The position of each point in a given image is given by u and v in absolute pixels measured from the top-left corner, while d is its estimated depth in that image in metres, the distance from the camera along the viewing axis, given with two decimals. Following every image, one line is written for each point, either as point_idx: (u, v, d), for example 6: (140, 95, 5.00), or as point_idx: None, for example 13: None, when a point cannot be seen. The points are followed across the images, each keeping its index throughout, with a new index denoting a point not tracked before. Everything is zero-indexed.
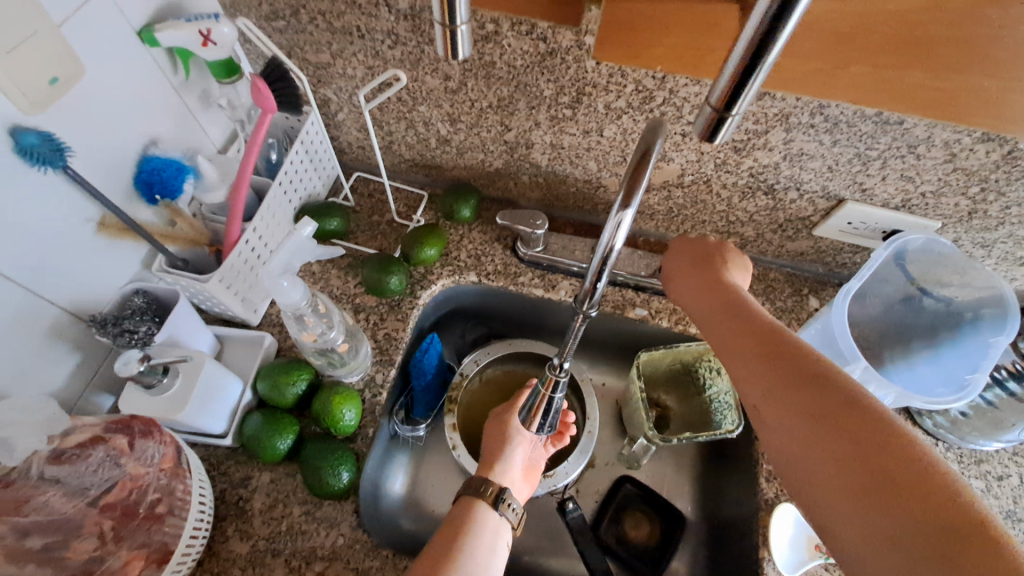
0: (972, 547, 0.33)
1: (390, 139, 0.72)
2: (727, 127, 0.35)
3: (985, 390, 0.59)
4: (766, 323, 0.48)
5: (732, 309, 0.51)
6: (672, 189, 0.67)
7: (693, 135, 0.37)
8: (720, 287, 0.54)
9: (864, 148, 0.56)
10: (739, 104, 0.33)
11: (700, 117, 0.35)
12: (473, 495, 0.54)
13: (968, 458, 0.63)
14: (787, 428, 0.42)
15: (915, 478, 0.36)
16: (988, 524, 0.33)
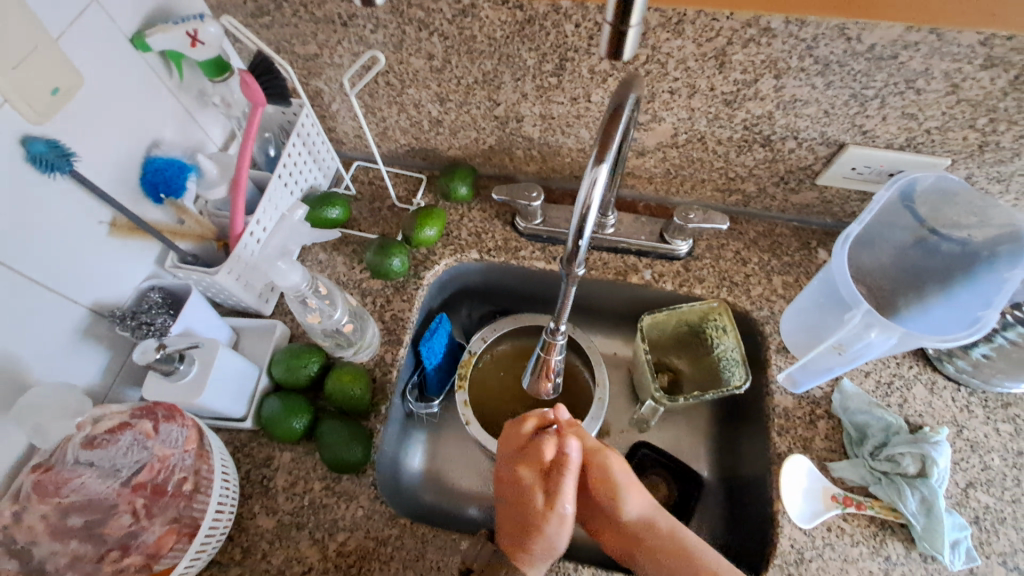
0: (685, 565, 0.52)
1: (384, 125, 0.74)
2: (629, 41, 0.38)
3: (1007, 330, 0.57)
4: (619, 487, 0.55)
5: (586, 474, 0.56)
6: (667, 150, 0.66)
7: (602, 54, 0.40)
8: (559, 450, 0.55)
9: (859, 87, 0.54)
10: (633, 16, 0.36)
11: (603, 38, 0.38)
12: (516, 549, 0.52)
13: (994, 401, 0.61)
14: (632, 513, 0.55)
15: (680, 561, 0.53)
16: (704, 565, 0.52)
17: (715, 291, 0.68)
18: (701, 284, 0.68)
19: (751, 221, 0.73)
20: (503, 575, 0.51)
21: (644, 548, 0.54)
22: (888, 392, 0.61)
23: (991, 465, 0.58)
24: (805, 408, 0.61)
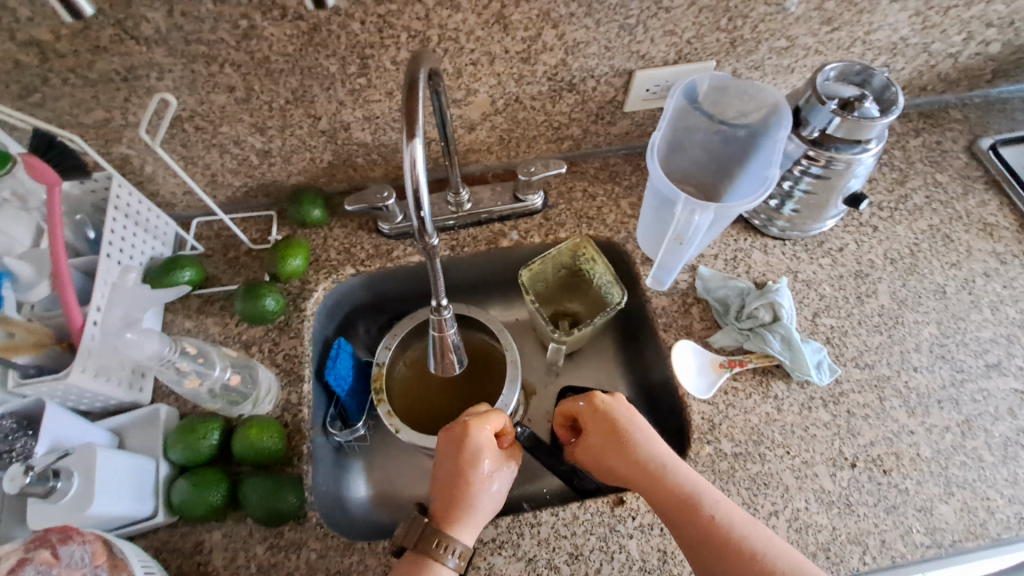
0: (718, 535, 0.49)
1: (211, 172, 0.71)
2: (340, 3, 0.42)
3: (801, 184, 0.67)
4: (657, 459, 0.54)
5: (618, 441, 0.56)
6: (492, 118, 0.71)
7: None
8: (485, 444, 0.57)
9: (622, 18, 0.62)
10: None
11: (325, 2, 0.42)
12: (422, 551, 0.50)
13: (812, 243, 0.73)
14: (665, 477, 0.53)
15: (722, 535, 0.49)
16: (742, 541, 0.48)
17: (577, 230, 0.74)
18: (563, 228, 0.74)
19: (587, 160, 0.80)
20: (434, 551, 0.50)
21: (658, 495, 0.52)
22: (736, 265, 0.71)
23: (825, 294, 0.69)
24: (678, 301, 0.69)
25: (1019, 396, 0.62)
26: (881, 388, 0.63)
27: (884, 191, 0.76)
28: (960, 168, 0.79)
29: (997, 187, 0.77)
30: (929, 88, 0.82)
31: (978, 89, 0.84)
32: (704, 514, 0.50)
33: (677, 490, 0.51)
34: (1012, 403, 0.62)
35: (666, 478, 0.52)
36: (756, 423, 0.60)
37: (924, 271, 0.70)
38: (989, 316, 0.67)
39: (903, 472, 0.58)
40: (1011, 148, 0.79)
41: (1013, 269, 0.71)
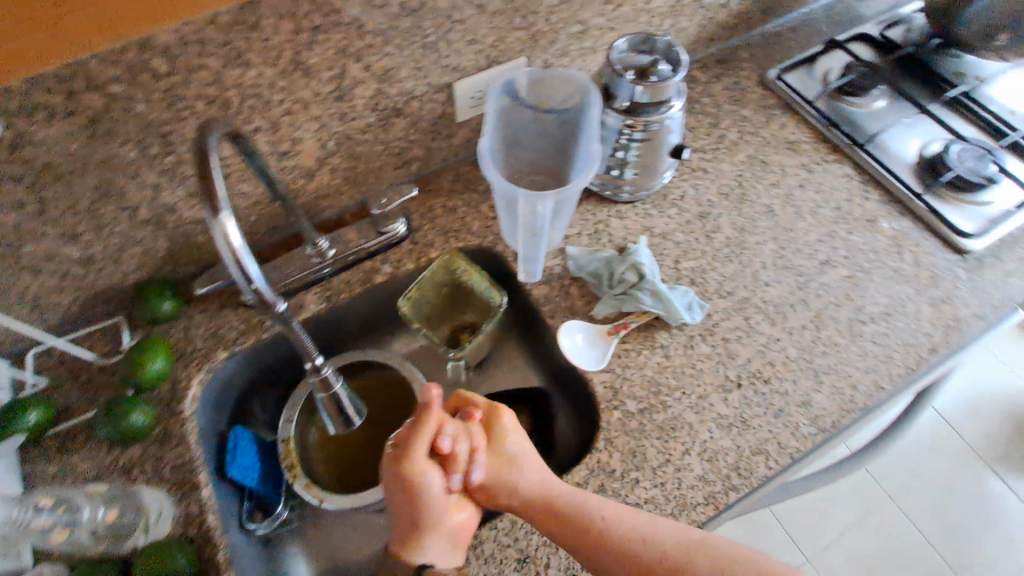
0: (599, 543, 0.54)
1: (30, 296, 0.63)
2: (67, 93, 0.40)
3: (631, 150, 0.73)
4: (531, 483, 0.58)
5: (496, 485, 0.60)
6: (329, 161, 0.69)
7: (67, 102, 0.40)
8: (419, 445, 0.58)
9: (422, 38, 0.62)
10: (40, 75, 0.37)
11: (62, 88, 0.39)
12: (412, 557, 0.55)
13: (658, 198, 0.80)
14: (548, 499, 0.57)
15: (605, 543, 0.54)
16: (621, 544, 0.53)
17: (446, 246, 0.74)
18: (432, 247, 0.74)
19: (440, 175, 0.81)
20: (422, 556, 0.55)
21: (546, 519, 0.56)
22: (598, 238, 0.76)
23: (680, 241, 0.76)
24: (557, 285, 0.72)
25: (850, 280, 0.72)
26: (745, 309, 0.70)
27: (703, 137, 0.86)
28: (758, 100, 0.90)
29: (790, 109, 0.89)
30: (714, 38, 0.93)
31: (754, 30, 0.97)
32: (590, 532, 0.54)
33: (554, 515, 0.55)
34: (846, 288, 0.72)
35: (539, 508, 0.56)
36: (652, 376, 0.65)
37: (752, 198, 0.79)
38: (811, 220, 0.77)
39: (780, 377, 0.65)
40: (791, 74, 0.92)
41: (819, 175, 0.82)
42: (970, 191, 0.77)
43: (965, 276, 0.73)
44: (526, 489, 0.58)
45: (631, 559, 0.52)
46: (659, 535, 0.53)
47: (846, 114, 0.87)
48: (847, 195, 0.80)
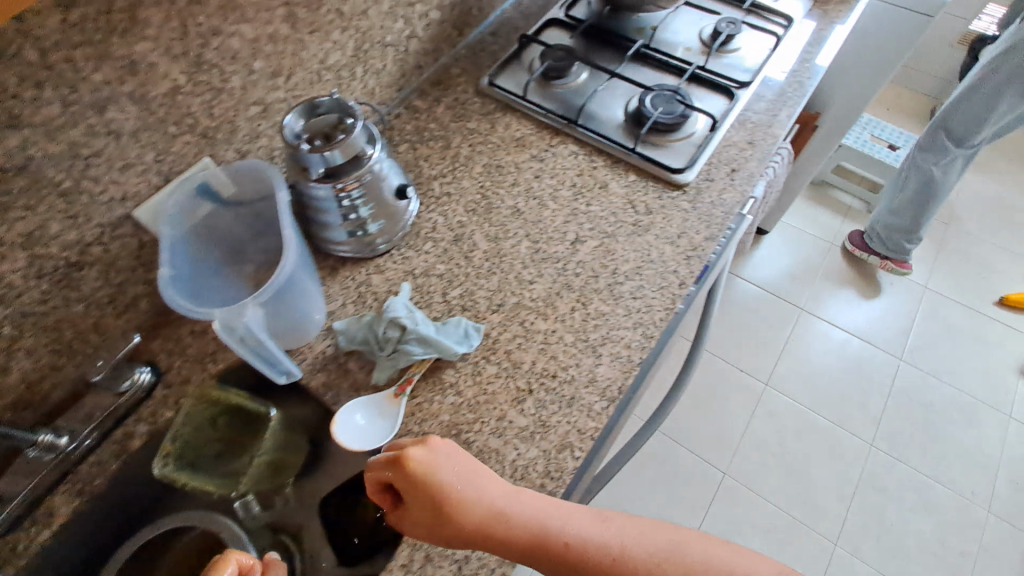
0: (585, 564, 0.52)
1: None
2: None
3: (362, 208, 0.72)
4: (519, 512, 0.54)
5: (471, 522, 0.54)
6: (19, 346, 0.60)
7: None
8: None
9: (55, 186, 0.56)
10: None
11: None
12: None
13: (411, 238, 0.79)
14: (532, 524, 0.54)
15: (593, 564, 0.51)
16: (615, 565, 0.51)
17: (204, 375, 0.68)
18: (190, 383, 0.68)
19: None
20: None
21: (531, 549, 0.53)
22: (362, 301, 0.74)
23: (442, 272, 0.76)
24: (333, 367, 0.69)
25: (601, 249, 0.77)
26: (518, 315, 0.72)
27: (439, 162, 0.87)
28: (480, 109, 0.93)
29: (510, 107, 0.93)
30: (420, 64, 0.95)
31: (457, 44, 1.00)
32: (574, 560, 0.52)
33: (550, 539, 0.53)
34: (600, 258, 0.76)
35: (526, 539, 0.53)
36: (449, 419, 0.65)
37: (498, 204, 0.82)
38: (554, 206, 0.81)
39: (565, 366, 0.68)
40: (502, 75, 0.96)
41: (551, 160, 0.86)
42: (668, 134, 0.86)
43: (691, 206, 0.80)
44: (512, 522, 0.54)
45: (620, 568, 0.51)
46: (657, 546, 0.52)
47: (557, 97, 0.94)
48: (579, 170, 0.85)
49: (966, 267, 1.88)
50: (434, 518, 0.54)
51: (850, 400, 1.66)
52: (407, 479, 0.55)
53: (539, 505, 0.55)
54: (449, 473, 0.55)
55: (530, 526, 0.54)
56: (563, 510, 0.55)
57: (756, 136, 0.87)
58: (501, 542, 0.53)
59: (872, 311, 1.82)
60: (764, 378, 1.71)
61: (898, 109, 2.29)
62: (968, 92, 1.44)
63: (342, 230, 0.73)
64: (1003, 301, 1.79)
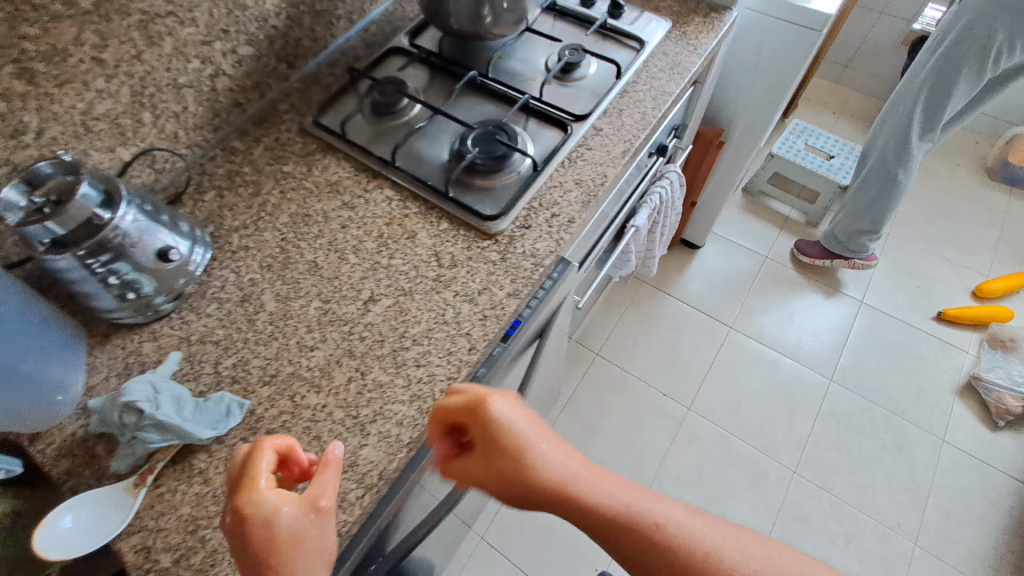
0: (631, 527, 0.50)
1: None
2: None
3: (119, 272, 0.65)
4: (552, 473, 0.54)
5: (492, 449, 0.56)
6: None
7: None
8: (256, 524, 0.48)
9: None
10: None
11: None
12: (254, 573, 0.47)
13: (195, 299, 0.74)
14: (599, 482, 0.53)
15: (656, 549, 0.49)
16: (671, 542, 0.49)
17: None
18: None
19: None
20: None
21: (569, 502, 0.52)
22: (126, 375, 0.68)
23: (219, 338, 0.70)
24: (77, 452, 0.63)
25: (394, 308, 0.71)
26: (289, 387, 0.66)
27: (244, 211, 0.81)
28: (300, 150, 0.87)
29: (331, 147, 0.87)
30: (238, 102, 0.89)
31: (289, 77, 0.95)
32: (614, 525, 0.50)
33: (639, 519, 0.50)
34: (391, 319, 0.70)
35: (569, 495, 0.52)
36: (188, 513, 0.59)
37: (296, 258, 0.76)
38: (354, 260, 0.75)
39: (328, 447, 0.62)
40: (329, 111, 0.90)
41: (361, 207, 0.80)
42: (487, 176, 0.80)
43: (499, 258, 0.74)
44: (547, 463, 0.54)
45: (655, 557, 0.48)
46: (749, 548, 0.48)
47: (384, 132, 0.88)
48: (389, 218, 0.79)
49: (903, 280, 1.82)
50: (489, 451, 0.56)
51: (777, 425, 1.59)
52: (470, 411, 0.58)
53: (593, 473, 0.54)
54: (539, 443, 0.55)
55: (615, 504, 0.51)
56: (614, 485, 0.53)
57: (583, 175, 0.80)
58: (579, 501, 0.52)
59: (805, 328, 1.75)
60: (687, 402, 1.65)
61: (845, 113, 2.20)
62: (914, 93, 1.38)
63: (108, 297, 0.66)
64: (941, 315, 1.72)
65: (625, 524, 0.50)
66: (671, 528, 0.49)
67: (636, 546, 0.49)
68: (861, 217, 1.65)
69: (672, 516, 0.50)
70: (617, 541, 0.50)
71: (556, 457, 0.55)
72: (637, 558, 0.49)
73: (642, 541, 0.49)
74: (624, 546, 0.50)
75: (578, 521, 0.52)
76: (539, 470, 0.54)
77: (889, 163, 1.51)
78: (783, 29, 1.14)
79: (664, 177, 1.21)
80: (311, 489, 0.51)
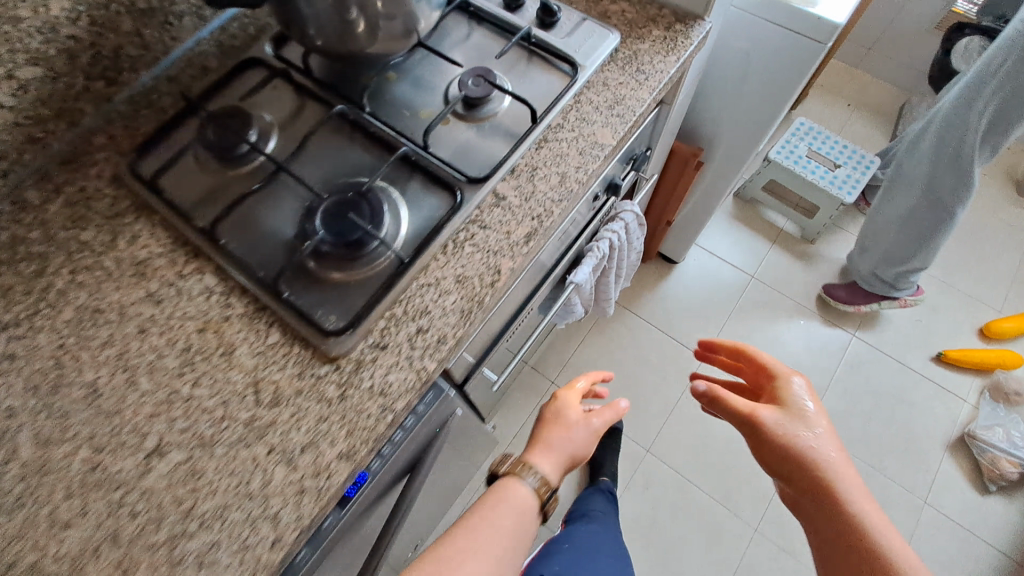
0: (868, 539, 0.58)
1: None
2: None
3: None
4: (801, 442, 0.64)
5: (754, 437, 0.67)
6: None
7: None
8: (522, 488, 0.63)
9: None
10: None
11: None
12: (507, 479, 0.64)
13: None
14: (844, 484, 0.62)
15: (869, 539, 0.58)
16: (862, 528, 0.59)
17: None
18: None
19: None
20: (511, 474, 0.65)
21: (801, 472, 0.64)
22: None
23: None
24: None
25: (187, 469, 0.52)
26: None
27: (16, 300, 0.59)
28: (105, 208, 0.64)
29: (147, 207, 0.64)
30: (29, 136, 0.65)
31: (111, 95, 0.70)
32: (827, 492, 0.62)
33: (868, 536, 0.58)
34: (177, 486, 0.51)
35: (830, 490, 0.62)
36: None
37: (74, 379, 0.56)
38: (146, 386, 0.56)
39: None
40: (153, 150, 0.67)
41: (171, 303, 0.59)
42: (342, 267, 0.58)
43: (337, 397, 0.54)
44: (809, 455, 0.64)
45: (857, 544, 0.58)
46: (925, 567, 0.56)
47: (222, 183, 0.65)
48: (204, 323, 0.58)
49: (902, 311, 1.63)
50: (754, 441, 0.67)
51: (742, 475, 1.45)
52: (758, 366, 0.75)
53: (839, 473, 0.63)
54: (806, 404, 0.68)
55: (840, 483, 0.62)
56: (852, 480, 0.63)
57: (469, 269, 0.59)
58: (822, 479, 0.62)
59: (785, 364, 1.57)
60: (647, 443, 1.49)
61: (862, 105, 1.91)
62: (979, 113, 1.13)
63: None
64: (940, 357, 1.55)
65: (856, 547, 0.58)
66: (871, 532, 0.59)
67: (850, 553, 0.58)
68: (891, 250, 1.42)
69: (862, 509, 0.60)
70: (835, 526, 0.60)
71: (850, 489, 0.62)
72: (843, 547, 0.59)
73: (849, 542, 0.59)
74: (831, 528, 0.60)
75: (803, 497, 0.64)
76: (804, 452, 0.64)
77: (942, 199, 1.26)
78: (776, 35, 0.89)
79: (615, 220, 0.98)
80: (569, 436, 0.69)
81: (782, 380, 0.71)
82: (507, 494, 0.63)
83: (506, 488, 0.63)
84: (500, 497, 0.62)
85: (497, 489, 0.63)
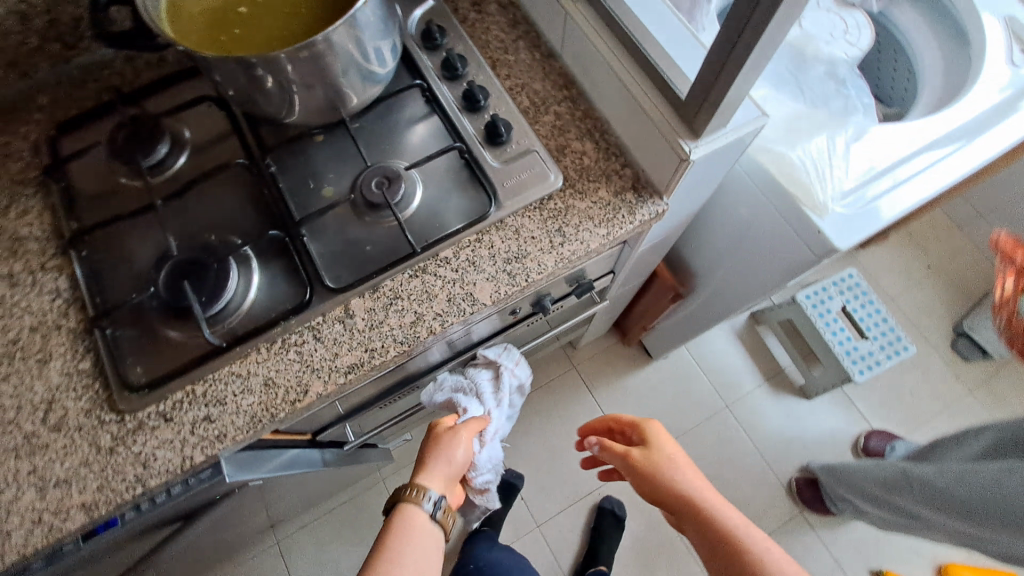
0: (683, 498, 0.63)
1: None
2: None
3: None
4: (640, 453, 0.69)
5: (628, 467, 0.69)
6: None
7: None
8: (415, 510, 0.65)
9: None
10: None
11: None
12: (403, 501, 0.66)
13: None
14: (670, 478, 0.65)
15: (680, 500, 0.63)
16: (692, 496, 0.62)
17: None
18: None
19: None
20: (410, 496, 0.66)
21: (648, 473, 0.66)
22: None
23: None
24: None
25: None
26: None
27: None
28: (15, 171, 0.66)
29: (47, 185, 0.65)
30: None
31: (69, 60, 0.70)
32: (673, 488, 0.64)
33: (690, 500, 0.62)
34: None
35: (654, 476, 0.65)
36: None
37: None
38: None
39: None
40: (77, 132, 0.67)
41: (21, 292, 0.61)
42: (168, 326, 0.58)
43: (106, 449, 0.55)
44: (638, 458, 0.68)
45: (680, 495, 0.63)
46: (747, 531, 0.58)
47: (116, 190, 0.64)
48: (37, 325, 0.60)
49: None
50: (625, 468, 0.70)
51: None
52: (617, 421, 0.77)
53: (668, 461, 0.67)
54: (663, 442, 0.69)
55: (674, 478, 0.64)
56: (690, 474, 0.65)
57: (280, 376, 0.58)
58: (666, 485, 0.64)
59: None
60: (540, 519, 1.47)
61: (942, 273, 1.66)
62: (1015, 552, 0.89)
63: None
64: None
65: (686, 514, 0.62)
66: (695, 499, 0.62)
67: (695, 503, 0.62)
68: (862, 491, 1.16)
69: (693, 483, 0.64)
70: (671, 503, 0.63)
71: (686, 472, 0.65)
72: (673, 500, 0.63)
73: (685, 511, 0.62)
74: (678, 507, 0.63)
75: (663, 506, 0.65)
76: (663, 469, 0.66)
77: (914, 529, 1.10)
78: (774, 222, 0.78)
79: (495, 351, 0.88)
80: (444, 463, 0.71)
81: (645, 423, 0.74)
82: (406, 511, 0.65)
83: (404, 513, 0.65)
84: (403, 526, 0.64)
85: (401, 511, 0.65)
